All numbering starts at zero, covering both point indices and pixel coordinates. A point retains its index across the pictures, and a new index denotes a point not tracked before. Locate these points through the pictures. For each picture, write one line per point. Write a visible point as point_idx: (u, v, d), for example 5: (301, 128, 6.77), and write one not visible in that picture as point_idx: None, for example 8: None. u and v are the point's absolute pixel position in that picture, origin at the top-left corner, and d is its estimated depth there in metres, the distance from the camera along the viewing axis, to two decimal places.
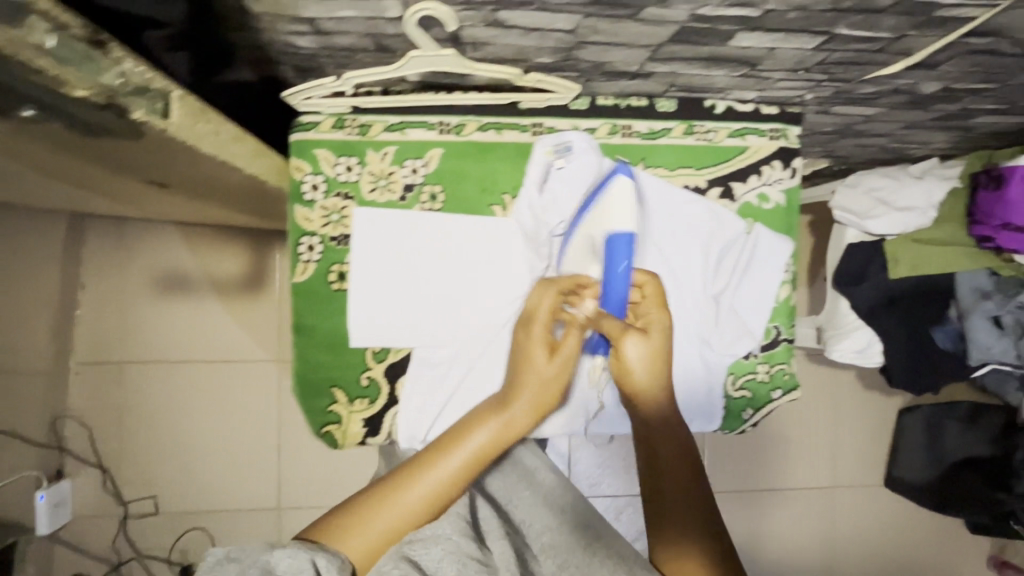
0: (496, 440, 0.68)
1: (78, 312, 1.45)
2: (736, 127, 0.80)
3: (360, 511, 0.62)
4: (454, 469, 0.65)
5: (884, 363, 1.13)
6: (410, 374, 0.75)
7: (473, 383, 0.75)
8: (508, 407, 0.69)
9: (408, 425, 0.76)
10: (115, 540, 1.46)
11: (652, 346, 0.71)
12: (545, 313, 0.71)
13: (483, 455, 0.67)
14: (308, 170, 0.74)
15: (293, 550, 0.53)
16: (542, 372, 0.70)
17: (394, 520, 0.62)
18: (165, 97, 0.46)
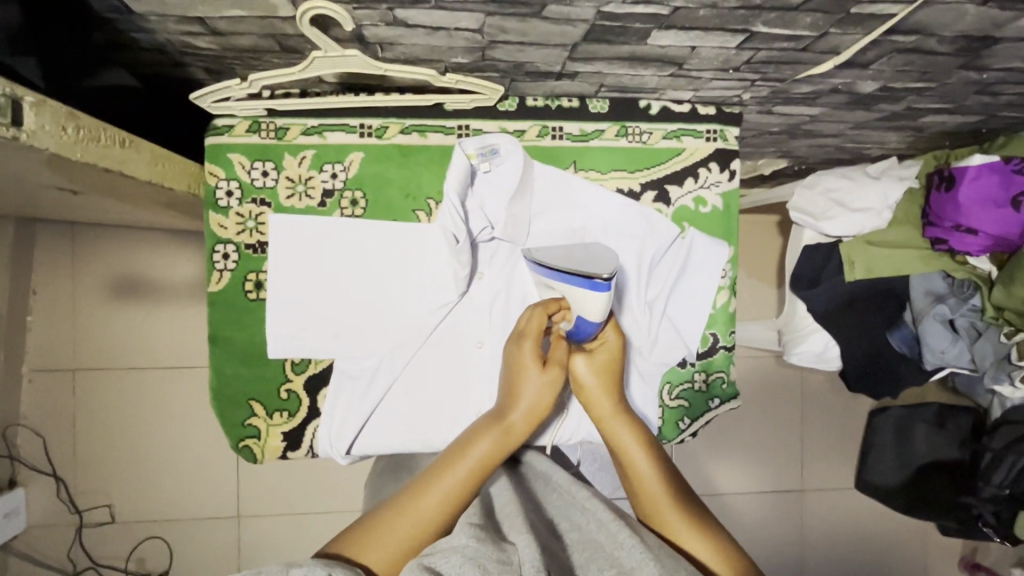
0: (501, 449, 0.61)
1: (29, 318, 1.42)
2: (670, 128, 0.78)
3: (365, 533, 0.53)
4: (462, 479, 0.57)
5: (841, 367, 1.11)
6: (331, 387, 0.73)
7: (400, 394, 0.73)
8: (508, 416, 0.62)
9: (330, 439, 0.73)
10: (71, 549, 1.43)
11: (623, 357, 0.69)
12: (536, 325, 0.67)
13: (489, 464, 0.59)
14: (222, 175, 0.71)
15: (310, 567, 0.44)
16: (539, 385, 0.64)
17: (410, 536, 0.53)
18: (14, 103, 0.43)
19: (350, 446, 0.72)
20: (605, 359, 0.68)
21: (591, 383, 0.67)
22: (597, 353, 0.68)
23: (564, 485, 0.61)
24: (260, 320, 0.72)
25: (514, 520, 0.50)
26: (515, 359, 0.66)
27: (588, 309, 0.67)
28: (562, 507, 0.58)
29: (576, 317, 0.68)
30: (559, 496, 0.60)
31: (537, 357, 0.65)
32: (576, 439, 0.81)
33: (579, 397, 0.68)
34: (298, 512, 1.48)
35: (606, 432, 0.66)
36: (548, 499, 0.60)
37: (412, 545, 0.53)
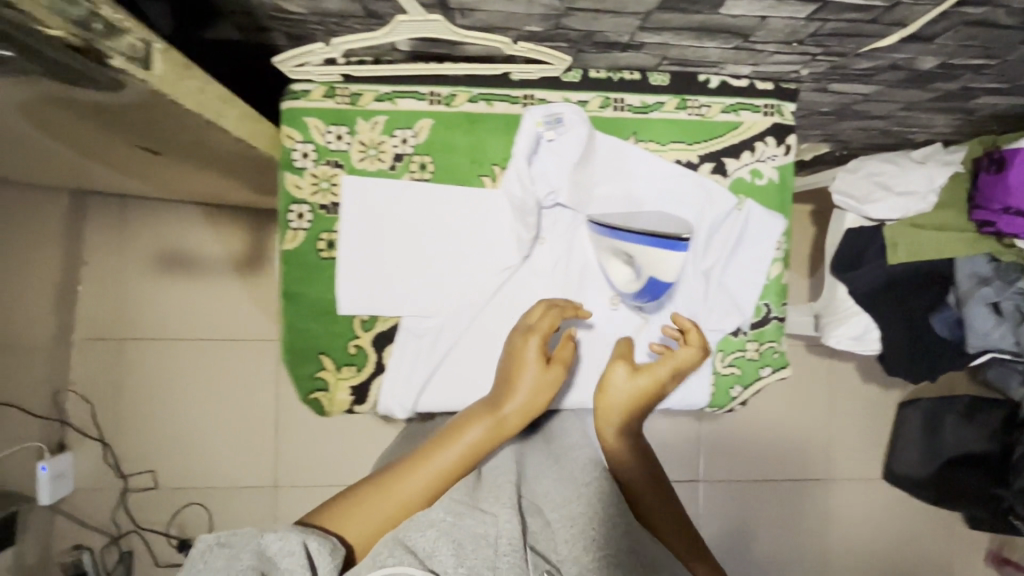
0: (489, 439, 0.64)
1: (80, 289, 1.47)
2: (729, 102, 0.79)
3: (353, 505, 0.59)
4: (449, 464, 0.62)
5: (880, 350, 1.12)
6: (398, 343, 0.76)
7: (460, 354, 0.76)
8: (500, 408, 0.65)
9: (395, 393, 0.76)
10: (116, 512, 1.48)
11: (660, 391, 0.71)
12: (547, 325, 0.69)
13: (477, 452, 0.63)
14: (298, 138, 0.74)
15: (285, 533, 0.51)
16: (535, 383, 0.66)
17: (391, 510, 0.59)
18: (146, 47, 0.46)
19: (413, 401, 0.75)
20: (642, 390, 0.70)
21: (619, 403, 0.69)
22: (638, 382, 0.69)
23: (579, 460, 0.65)
24: (331, 277, 0.75)
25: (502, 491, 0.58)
26: (518, 356, 0.68)
27: (666, 269, 0.73)
28: (563, 480, 0.63)
29: (649, 277, 0.74)
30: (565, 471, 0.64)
31: (540, 356, 0.67)
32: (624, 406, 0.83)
33: (597, 399, 0.70)
34: (333, 485, 1.51)
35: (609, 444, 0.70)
36: (554, 471, 0.64)
37: (394, 518, 0.59)
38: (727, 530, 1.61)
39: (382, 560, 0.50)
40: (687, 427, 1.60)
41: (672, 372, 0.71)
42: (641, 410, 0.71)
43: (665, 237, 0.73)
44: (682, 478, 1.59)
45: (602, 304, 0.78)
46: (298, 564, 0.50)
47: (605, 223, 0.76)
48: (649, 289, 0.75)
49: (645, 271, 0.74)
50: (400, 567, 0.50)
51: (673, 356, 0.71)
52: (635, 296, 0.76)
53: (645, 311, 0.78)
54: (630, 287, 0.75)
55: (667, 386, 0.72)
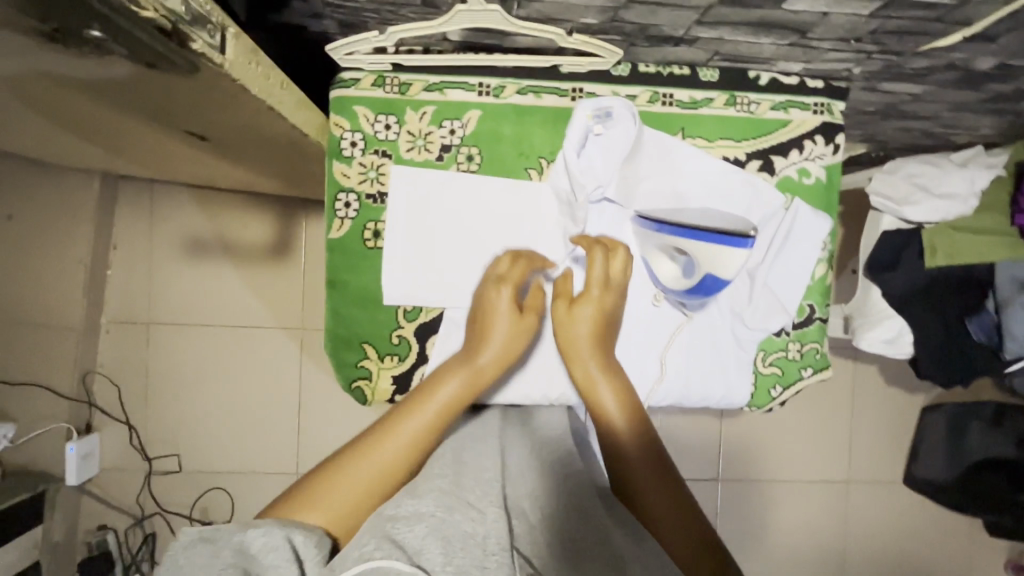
0: (465, 392, 0.65)
1: (109, 272, 1.49)
2: (779, 99, 0.78)
3: (322, 483, 0.57)
4: (422, 423, 0.62)
5: (913, 354, 1.12)
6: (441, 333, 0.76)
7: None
8: (473, 359, 0.66)
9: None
10: (140, 494, 1.50)
11: (606, 315, 0.72)
12: (518, 274, 0.71)
13: (451, 407, 0.64)
14: (347, 127, 0.74)
15: (266, 529, 0.49)
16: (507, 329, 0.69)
17: (370, 474, 0.58)
18: (222, 32, 0.46)
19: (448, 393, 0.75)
20: (586, 318, 0.71)
21: (571, 339, 0.70)
22: (577, 310, 0.71)
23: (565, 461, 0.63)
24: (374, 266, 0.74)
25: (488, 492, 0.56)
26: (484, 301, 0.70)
27: (725, 268, 0.74)
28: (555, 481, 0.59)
29: (707, 275, 0.74)
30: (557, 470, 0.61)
31: (513, 306, 0.69)
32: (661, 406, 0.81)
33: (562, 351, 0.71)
34: None
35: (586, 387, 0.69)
36: (548, 469, 0.62)
37: (366, 492, 0.57)
38: (745, 530, 1.60)
39: (366, 553, 0.45)
40: (708, 427, 1.59)
41: (601, 287, 0.72)
42: (603, 344, 0.71)
43: (726, 235, 0.73)
44: (702, 477, 1.59)
45: (644, 300, 0.78)
46: (283, 559, 0.47)
47: (654, 218, 0.76)
48: (704, 287, 0.75)
49: (703, 269, 0.74)
50: (388, 561, 0.44)
51: (591, 269, 0.72)
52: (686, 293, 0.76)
53: (689, 309, 0.77)
54: (683, 284, 0.75)
55: (615, 308, 0.73)
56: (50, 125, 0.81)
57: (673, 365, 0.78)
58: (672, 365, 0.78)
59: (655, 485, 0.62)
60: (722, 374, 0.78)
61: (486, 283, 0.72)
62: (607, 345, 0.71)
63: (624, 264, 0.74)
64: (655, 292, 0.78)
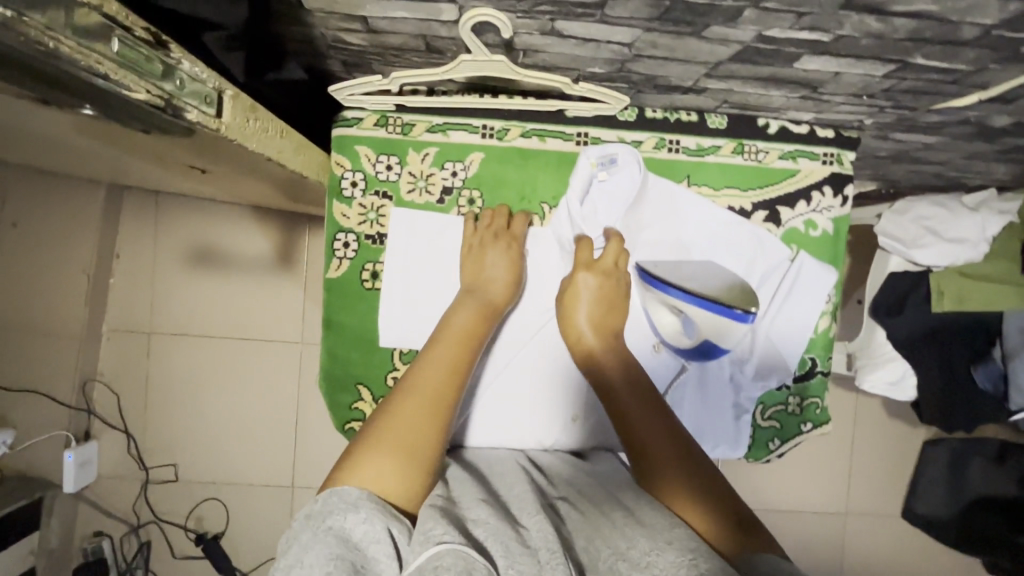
0: (481, 319, 0.68)
1: (112, 281, 1.50)
2: (787, 148, 0.77)
3: (378, 431, 0.55)
4: (453, 357, 0.63)
5: (915, 398, 1.11)
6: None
7: (499, 391, 0.75)
8: (483, 291, 0.69)
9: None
10: (136, 502, 1.51)
11: (603, 291, 0.72)
12: (520, 230, 0.74)
13: (474, 335, 0.66)
14: (348, 167, 0.73)
15: (369, 514, 0.46)
16: (506, 265, 0.71)
17: (421, 412, 0.57)
18: (219, 97, 0.45)
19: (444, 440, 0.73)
20: (580, 295, 0.71)
21: (569, 314, 0.71)
22: (572, 288, 0.72)
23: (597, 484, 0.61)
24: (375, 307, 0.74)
25: (524, 503, 0.53)
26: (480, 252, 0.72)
27: (725, 337, 0.73)
28: (592, 499, 0.57)
29: (708, 342, 0.74)
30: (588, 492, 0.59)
31: (508, 249, 0.72)
32: None
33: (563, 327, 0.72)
34: None
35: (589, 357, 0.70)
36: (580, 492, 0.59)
37: (426, 426, 0.56)
38: None
39: (437, 536, 0.44)
40: None
41: (585, 267, 0.72)
42: (603, 312, 0.71)
43: (725, 307, 0.72)
44: None
45: (644, 349, 0.76)
46: (385, 554, 0.44)
47: (655, 274, 0.74)
48: (706, 351, 0.75)
49: (703, 338, 0.73)
50: (457, 545, 0.42)
51: (578, 254, 0.73)
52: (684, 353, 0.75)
53: (688, 361, 0.76)
54: (683, 343, 0.74)
55: (625, 289, 0.74)
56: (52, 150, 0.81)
57: None
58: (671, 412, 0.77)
59: (675, 449, 0.60)
60: (719, 426, 0.77)
61: (480, 239, 0.73)
62: (607, 312, 0.72)
63: (618, 257, 0.74)
64: (654, 342, 0.76)
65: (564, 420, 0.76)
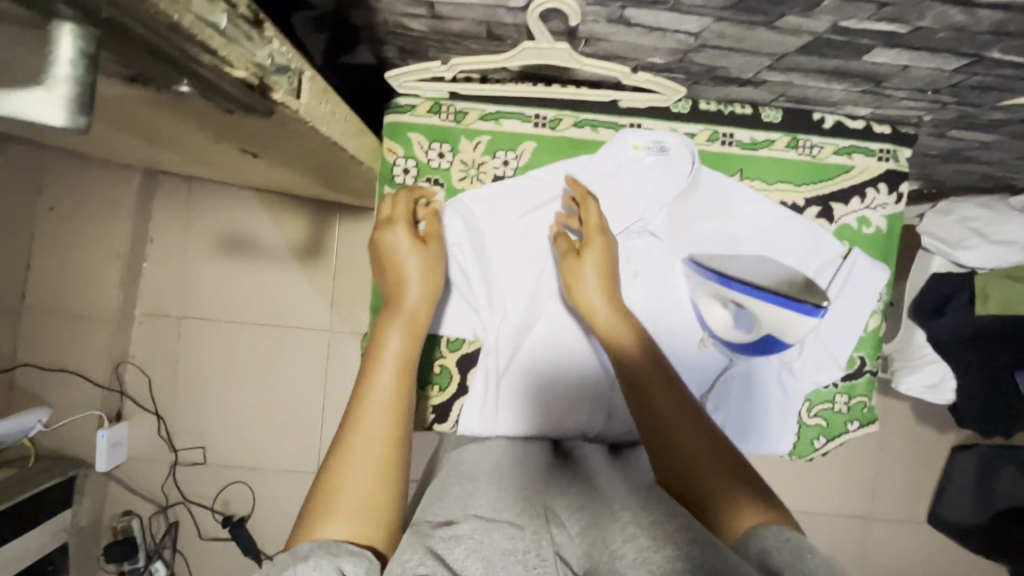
0: (411, 336, 0.61)
1: (145, 265, 1.51)
2: (843, 144, 0.76)
3: (330, 504, 0.49)
4: (391, 387, 0.57)
5: (954, 401, 1.09)
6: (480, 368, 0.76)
7: (538, 380, 0.74)
8: (403, 302, 0.63)
9: (474, 421, 0.76)
10: (165, 483, 1.53)
11: (608, 257, 0.69)
12: (402, 209, 0.68)
13: (411, 354, 0.60)
14: (401, 153, 0.73)
15: (316, 561, 0.42)
16: (422, 261, 0.66)
17: (366, 463, 0.52)
18: (298, 77, 0.45)
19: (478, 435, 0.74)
20: (589, 260, 0.68)
21: (580, 282, 0.67)
22: (584, 253, 0.68)
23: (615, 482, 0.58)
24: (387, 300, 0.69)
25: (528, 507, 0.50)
26: (398, 261, 0.65)
27: (788, 329, 0.68)
28: (601, 499, 0.55)
29: (767, 334, 0.69)
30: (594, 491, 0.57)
31: (412, 237, 0.67)
32: None
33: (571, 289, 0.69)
34: None
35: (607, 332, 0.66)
36: (589, 490, 0.57)
37: (382, 482, 0.52)
38: None
39: (410, 568, 0.40)
40: None
41: (599, 233, 0.69)
42: (608, 282, 0.68)
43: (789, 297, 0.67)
44: None
45: (690, 343, 0.76)
46: None
47: (718, 270, 0.71)
48: (765, 344, 0.70)
49: (763, 330, 0.69)
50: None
51: (585, 217, 0.70)
52: (744, 351, 0.72)
53: (736, 357, 0.75)
54: (746, 339, 0.70)
55: (615, 250, 0.70)
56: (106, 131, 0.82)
57: (714, 410, 0.77)
58: (717, 403, 0.77)
59: (697, 443, 0.56)
60: (764, 422, 0.77)
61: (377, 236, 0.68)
62: (612, 285, 0.68)
63: (596, 215, 0.70)
64: (700, 337, 0.76)
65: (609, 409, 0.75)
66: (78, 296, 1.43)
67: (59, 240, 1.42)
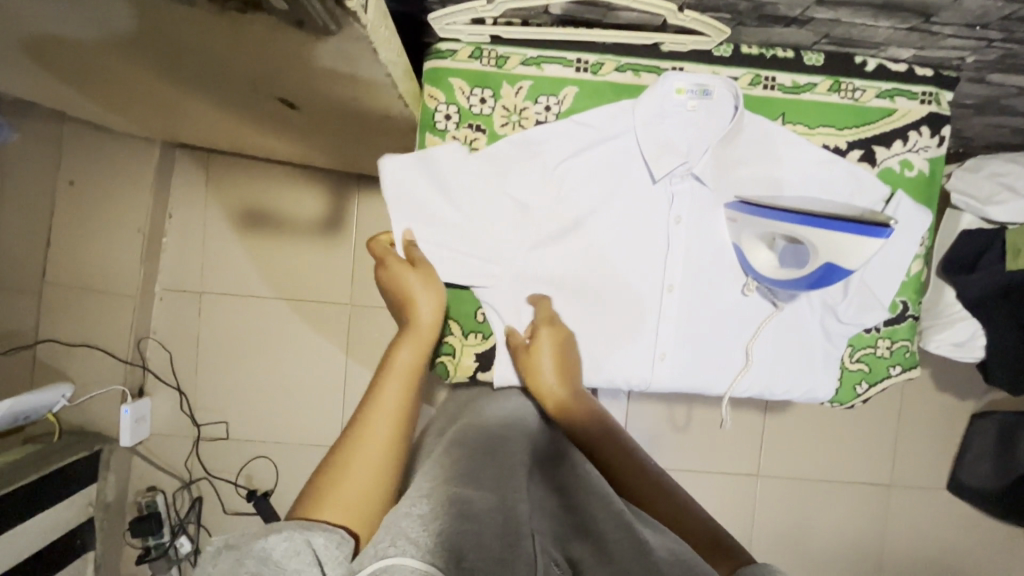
0: (418, 354, 0.67)
1: (165, 240, 1.51)
2: (886, 87, 0.75)
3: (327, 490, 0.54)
4: (398, 395, 0.63)
5: (982, 358, 1.09)
6: (517, 321, 0.75)
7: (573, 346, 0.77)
8: (412, 322, 0.69)
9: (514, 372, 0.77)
10: (188, 458, 1.53)
11: (563, 342, 0.74)
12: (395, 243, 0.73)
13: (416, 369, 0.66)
14: (442, 99, 0.73)
15: (288, 533, 0.46)
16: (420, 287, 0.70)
17: (371, 457, 0.57)
18: None
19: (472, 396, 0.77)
20: (542, 350, 0.72)
21: (536, 368, 0.71)
22: (535, 343, 0.72)
23: (584, 477, 0.58)
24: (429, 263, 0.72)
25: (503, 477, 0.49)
26: (401, 287, 0.70)
27: (851, 255, 0.61)
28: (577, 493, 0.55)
29: (825, 262, 0.63)
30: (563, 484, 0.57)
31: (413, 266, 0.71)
32: (750, 393, 0.79)
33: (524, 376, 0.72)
34: None
35: (561, 411, 0.69)
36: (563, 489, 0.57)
37: (376, 478, 0.55)
38: (782, 527, 1.59)
39: (382, 550, 0.40)
40: (750, 421, 1.58)
41: (549, 325, 0.74)
42: (564, 362, 0.73)
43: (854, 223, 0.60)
44: (741, 471, 1.58)
45: (734, 288, 0.76)
46: (306, 564, 0.44)
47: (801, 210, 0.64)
48: (828, 276, 0.64)
49: (822, 260, 0.63)
50: (399, 559, 0.38)
51: (538, 311, 0.74)
52: (809, 287, 0.67)
53: (780, 302, 0.75)
54: (804, 270, 0.66)
55: (570, 333, 0.75)
56: (141, 86, 0.81)
57: (758, 356, 0.77)
58: (759, 350, 0.77)
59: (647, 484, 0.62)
60: (807, 368, 0.77)
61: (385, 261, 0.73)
62: (567, 362, 0.73)
63: (546, 316, 0.74)
64: (744, 282, 0.76)
65: (665, 363, 0.77)
66: (100, 270, 1.43)
67: (82, 215, 1.42)
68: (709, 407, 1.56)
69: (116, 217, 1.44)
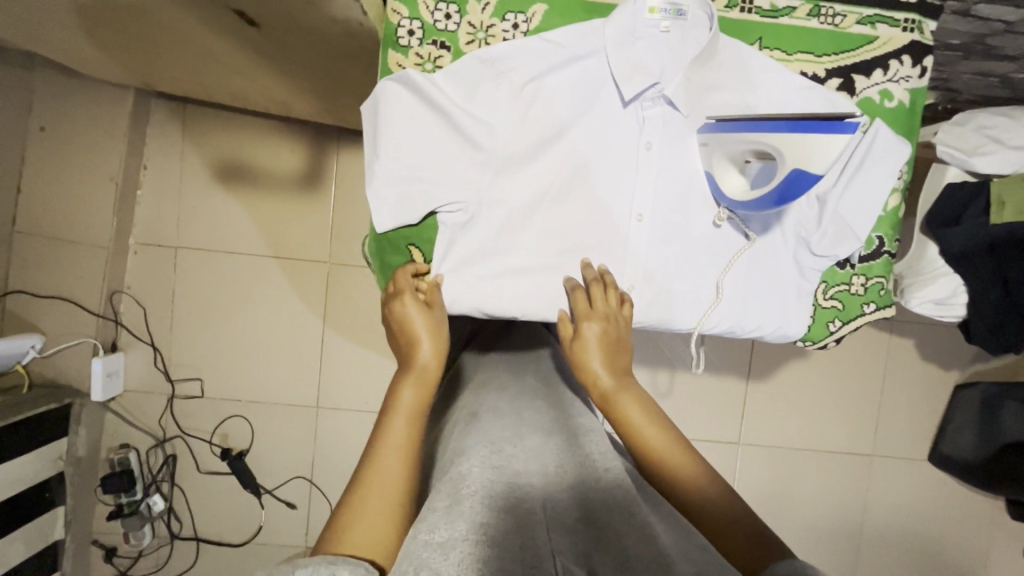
0: (422, 391, 0.63)
1: (139, 193, 1.48)
2: (868, 13, 0.72)
3: (342, 521, 0.50)
4: (403, 430, 0.59)
5: (965, 316, 1.07)
6: (473, 250, 0.73)
7: (543, 280, 0.74)
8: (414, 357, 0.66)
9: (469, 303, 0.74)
10: (162, 416, 1.51)
11: (610, 336, 0.70)
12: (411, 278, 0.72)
13: (419, 409, 0.62)
14: (405, 14, 0.70)
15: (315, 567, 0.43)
16: (427, 321, 0.68)
17: (384, 491, 0.53)
18: None
19: (490, 377, 0.81)
20: (591, 341, 0.69)
21: (584, 364, 0.69)
22: (582, 338, 0.70)
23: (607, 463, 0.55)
24: (381, 190, 0.70)
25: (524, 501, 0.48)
26: (409, 327, 0.68)
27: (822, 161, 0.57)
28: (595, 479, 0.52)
29: (793, 170, 0.58)
30: (577, 456, 0.57)
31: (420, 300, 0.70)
32: (721, 329, 0.77)
33: (575, 362, 0.70)
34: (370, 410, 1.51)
35: (614, 404, 0.67)
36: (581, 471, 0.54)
37: (390, 508, 0.52)
38: (762, 494, 1.58)
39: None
40: (732, 387, 1.56)
41: (598, 319, 0.70)
42: (615, 355, 0.69)
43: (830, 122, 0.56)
44: (721, 438, 1.57)
45: (705, 219, 0.75)
46: None
47: (789, 118, 0.59)
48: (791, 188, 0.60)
49: (790, 165, 0.58)
50: None
51: (576, 305, 0.71)
52: (774, 204, 0.62)
53: (752, 234, 0.74)
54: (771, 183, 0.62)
55: (619, 325, 0.71)
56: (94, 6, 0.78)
57: (729, 290, 0.75)
58: (731, 288, 0.76)
59: (697, 476, 0.59)
60: (778, 304, 0.76)
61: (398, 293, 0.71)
62: (617, 355, 0.70)
63: (599, 300, 0.71)
64: (717, 213, 0.74)
65: (636, 296, 0.75)
66: (71, 221, 1.40)
67: (53, 163, 1.39)
68: (692, 372, 1.55)
69: (86, 167, 1.40)
